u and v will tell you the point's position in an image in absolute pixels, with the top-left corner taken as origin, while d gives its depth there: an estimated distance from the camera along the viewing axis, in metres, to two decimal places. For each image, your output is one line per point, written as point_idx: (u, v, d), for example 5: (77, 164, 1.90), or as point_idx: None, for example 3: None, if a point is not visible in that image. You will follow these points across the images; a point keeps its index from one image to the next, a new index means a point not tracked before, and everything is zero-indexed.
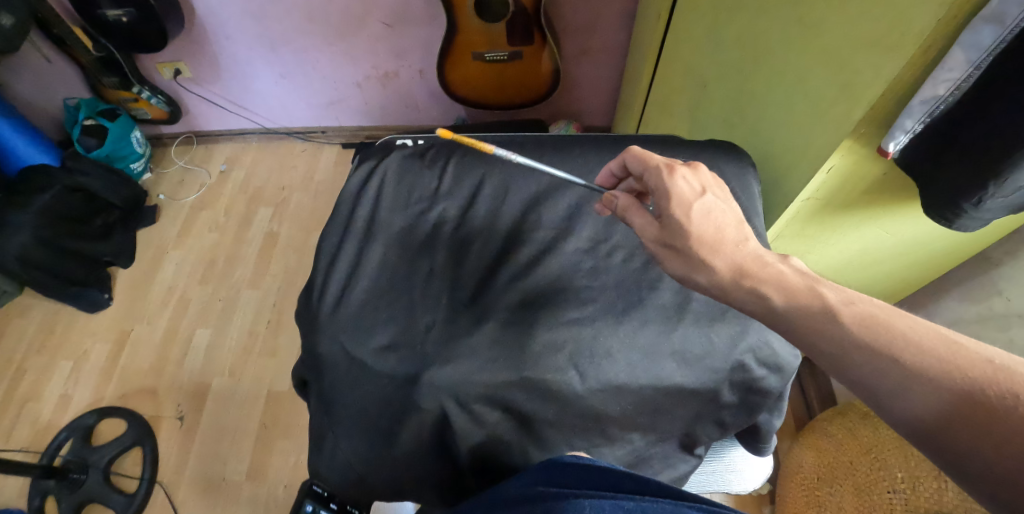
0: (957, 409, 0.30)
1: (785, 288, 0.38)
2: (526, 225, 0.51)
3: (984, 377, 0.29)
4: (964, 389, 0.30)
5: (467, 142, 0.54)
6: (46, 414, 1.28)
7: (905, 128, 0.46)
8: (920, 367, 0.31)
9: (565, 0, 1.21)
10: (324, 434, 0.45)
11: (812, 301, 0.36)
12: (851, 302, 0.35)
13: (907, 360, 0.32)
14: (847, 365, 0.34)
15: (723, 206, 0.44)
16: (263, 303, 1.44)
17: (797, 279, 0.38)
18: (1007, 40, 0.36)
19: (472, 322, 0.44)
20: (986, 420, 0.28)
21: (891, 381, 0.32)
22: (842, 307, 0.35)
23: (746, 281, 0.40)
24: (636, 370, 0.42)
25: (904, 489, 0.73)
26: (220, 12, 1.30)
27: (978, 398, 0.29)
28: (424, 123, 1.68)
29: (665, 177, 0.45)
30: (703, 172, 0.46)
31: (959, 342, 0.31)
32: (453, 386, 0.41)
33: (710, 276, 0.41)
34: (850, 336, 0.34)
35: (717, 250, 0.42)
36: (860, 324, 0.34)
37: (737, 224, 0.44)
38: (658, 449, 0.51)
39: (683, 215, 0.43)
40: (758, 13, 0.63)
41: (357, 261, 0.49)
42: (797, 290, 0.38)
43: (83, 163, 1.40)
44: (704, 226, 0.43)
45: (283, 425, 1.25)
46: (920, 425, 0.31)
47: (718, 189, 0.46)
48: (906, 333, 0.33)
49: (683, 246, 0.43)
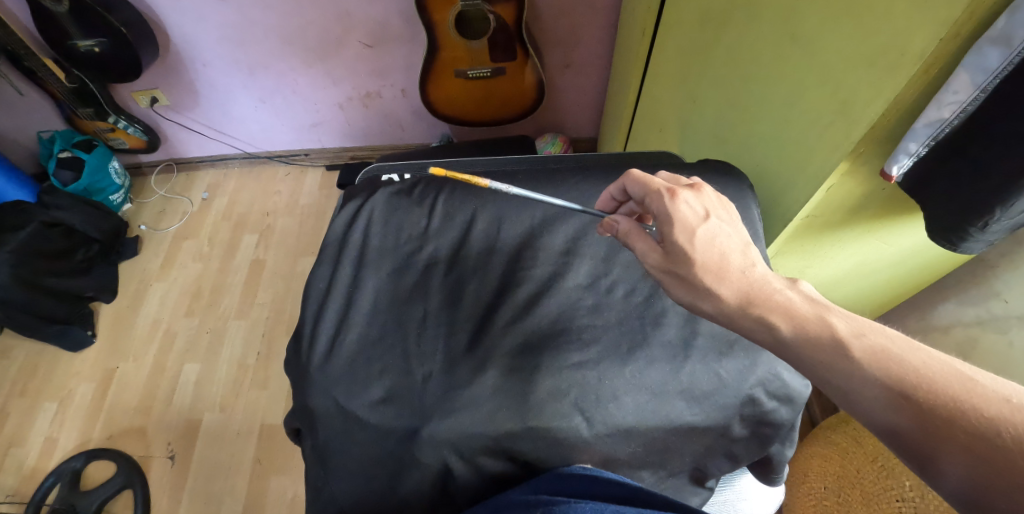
0: (974, 451, 0.27)
1: (794, 317, 0.36)
2: (523, 260, 0.50)
3: (1000, 416, 0.28)
4: (981, 431, 0.28)
5: (461, 179, 0.52)
6: (31, 459, 1.23)
7: (909, 150, 0.45)
8: (933, 405, 0.30)
9: (547, 15, 1.20)
10: (319, 492, 0.42)
11: (821, 332, 0.35)
12: (862, 334, 0.34)
13: (921, 397, 0.30)
14: (859, 400, 0.32)
15: (730, 231, 0.43)
16: (253, 333, 1.40)
17: (805, 307, 0.37)
18: (1014, 64, 0.35)
19: (471, 371, 0.42)
20: (1000, 463, 0.26)
21: (905, 419, 0.30)
22: (851, 339, 0.34)
23: (752, 311, 0.38)
24: (644, 411, 0.40)
25: (914, 496, 0.71)
26: (195, 38, 1.28)
27: (992, 438, 0.27)
28: (408, 141, 1.66)
29: (668, 200, 0.44)
30: (707, 194, 0.45)
31: (973, 379, 0.30)
32: (453, 440, 0.39)
33: (716, 305, 0.40)
34: (860, 370, 0.32)
35: (722, 279, 0.40)
36: (871, 358, 0.32)
37: (743, 248, 0.42)
38: (669, 484, 0.49)
39: (687, 240, 0.42)
40: (748, 31, 0.63)
41: (346, 308, 0.47)
42: (806, 321, 0.36)
43: (61, 198, 1.35)
44: (709, 254, 0.42)
45: (279, 459, 1.22)
46: (936, 466, 0.29)
47: (722, 212, 0.44)
48: (918, 369, 0.31)
49: (687, 274, 0.42)
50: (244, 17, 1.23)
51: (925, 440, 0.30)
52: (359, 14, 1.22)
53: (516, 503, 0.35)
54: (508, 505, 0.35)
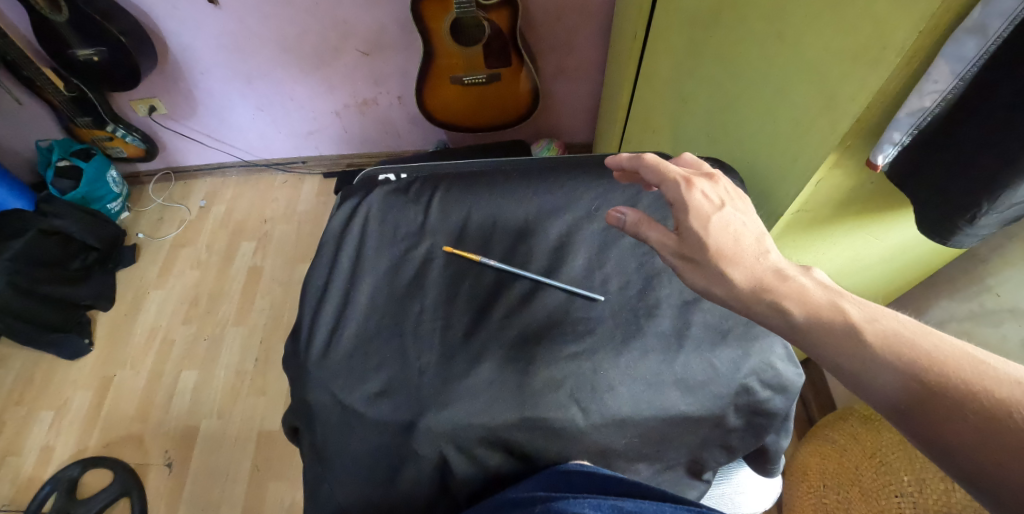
0: (985, 431, 0.28)
1: (805, 302, 0.36)
2: (517, 255, 0.51)
3: (1011, 398, 0.28)
4: (991, 413, 0.28)
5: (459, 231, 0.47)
6: (27, 468, 1.22)
7: (893, 140, 0.46)
8: (944, 387, 0.30)
9: (541, 21, 1.22)
10: (317, 485, 0.43)
11: (834, 317, 0.35)
12: (874, 319, 0.34)
13: (932, 379, 0.31)
14: (870, 382, 0.33)
15: (745, 219, 0.43)
16: (251, 339, 1.40)
17: (817, 293, 0.37)
18: (991, 51, 0.37)
19: (467, 363, 0.42)
20: (1011, 443, 0.27)
21: (914, 401, 0.31)
22: (864, 324, 0.34)
23: (765, 295, 0.38)
24: (640, 402, 0.40)
25: (912, 492, 0.72)
26: (193, 47, 1.29)
27: (1003, 420, 0.28)
28: (404, 148, 1.67)
29: (683, 188, 0.44)
30: (723, 185, 0.45)
31: (985, 362, 0.30)
32: (452, 432, 0.39)
33: (727, 288, 0.40)
34: (871, 352, 0.32)
35: (735, 262, 0.41)
36: (884, 341, 0.33)
37: (758, 236, 0.42)
38: (667, 476, 0.49)
39: (700, 226, 0.42)
40: (736, 32, 0.64)
41: (343, 305, 0.47)
42: (819, 307, 0.36)
43: (59, 206, 1.35)
44: (722, 238, 0.42)
45: (277, 465, 1.21)
46: (943, 444, 0.30)
47: (738, 202, 0.45)
48: (931, 353, 0.31)
49: (701, 258, 0.42)
50: (241, 25, 1.24)
51: (937, 421, 0.30)
52: (355, 22, 1.24)
53: (517, 502, 0.34)
54: (508, 503, 0.35)
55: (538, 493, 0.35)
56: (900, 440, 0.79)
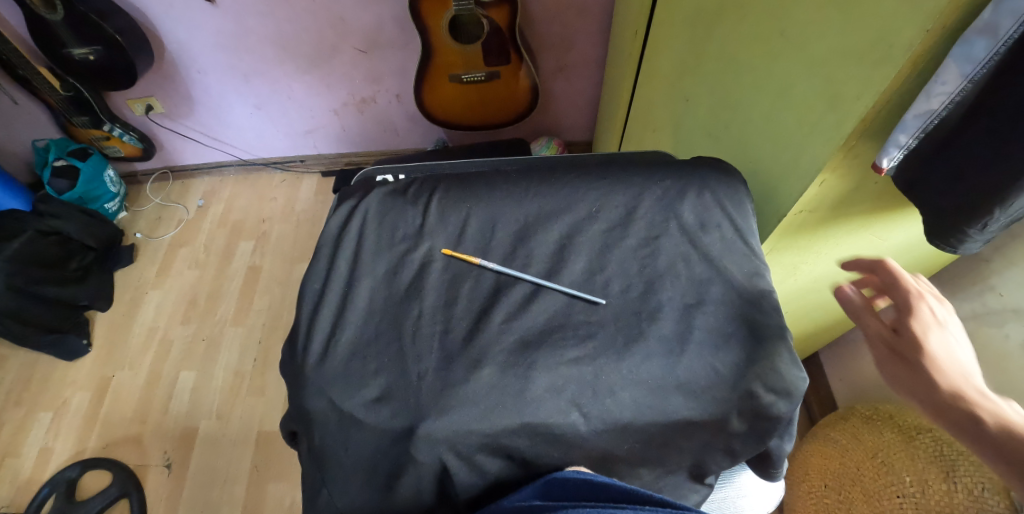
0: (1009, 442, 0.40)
1: (912, 335, 0.44)
2: (518, 257, 0.50)
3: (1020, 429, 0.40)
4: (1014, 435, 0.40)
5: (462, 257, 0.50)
6: (25, 470, 1.21)
7: (899, 143, 0.46)
8: (979, 407, 0.42)
9: (540, 19, 1.21)
10: (317, 490, 0.42)
11: (925, 348, 0.43)
12: (950, 355, 0.43)
13: (969, 401, 0.42)
14: (931, 392, 0.43)
15: None
16: (249, 340, 1.39)
17: (921, 330, 0.44)
18: (1001, 53, 0.36)
19: (466, 368, 0.41)
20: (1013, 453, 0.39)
21: (945, 407, 0.43)
22: (943, 358, 0.43)
23: None
24: (642, 407, 0.40)
25: (915, 492, 0.72)
26: (190, 45, 1.28)
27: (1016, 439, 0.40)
28: (403, 147, 1.66)
29: None
30: None
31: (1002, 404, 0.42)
32: (451, 439, 0.38)
33: None
34: (936, 373, 0.43)
35: None
36: (947, 370, 0.43)
37: None
38: (669, 480, 0.49)
39: None
40: (739, 29, 0.63)
41: (342, 307, 0.46)
42: (918, 341, 0.44)
43: (55, 206, 1.34)
44: None
45: (276, 465, 1.21)
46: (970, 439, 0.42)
47: None
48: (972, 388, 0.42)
49: None
50: (239, 23, 1.23)
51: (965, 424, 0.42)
52: (353, 19, 1.23)
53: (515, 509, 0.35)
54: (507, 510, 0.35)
55: (533, 503, 0.35)
56: (903, 439, 0.79)
